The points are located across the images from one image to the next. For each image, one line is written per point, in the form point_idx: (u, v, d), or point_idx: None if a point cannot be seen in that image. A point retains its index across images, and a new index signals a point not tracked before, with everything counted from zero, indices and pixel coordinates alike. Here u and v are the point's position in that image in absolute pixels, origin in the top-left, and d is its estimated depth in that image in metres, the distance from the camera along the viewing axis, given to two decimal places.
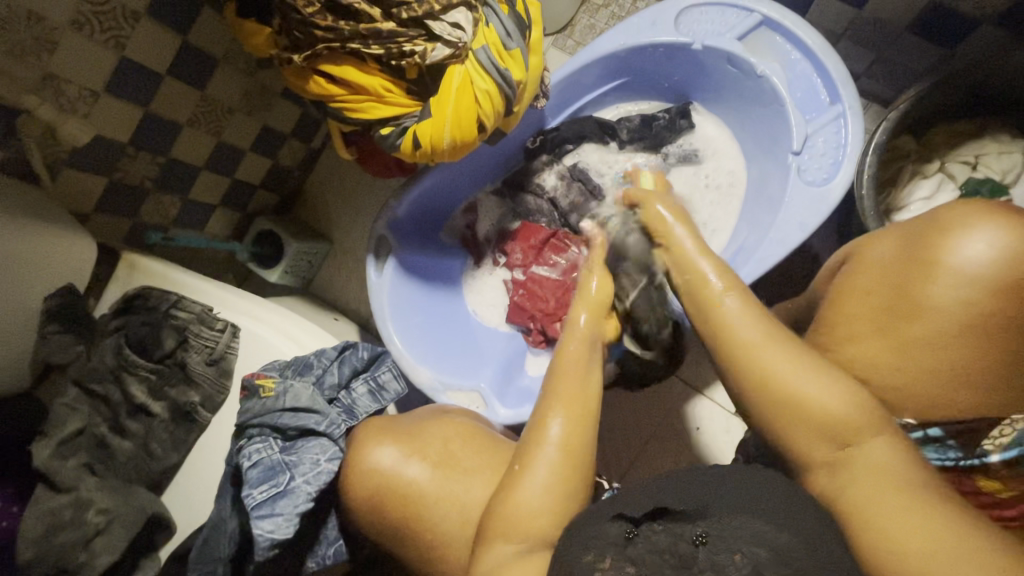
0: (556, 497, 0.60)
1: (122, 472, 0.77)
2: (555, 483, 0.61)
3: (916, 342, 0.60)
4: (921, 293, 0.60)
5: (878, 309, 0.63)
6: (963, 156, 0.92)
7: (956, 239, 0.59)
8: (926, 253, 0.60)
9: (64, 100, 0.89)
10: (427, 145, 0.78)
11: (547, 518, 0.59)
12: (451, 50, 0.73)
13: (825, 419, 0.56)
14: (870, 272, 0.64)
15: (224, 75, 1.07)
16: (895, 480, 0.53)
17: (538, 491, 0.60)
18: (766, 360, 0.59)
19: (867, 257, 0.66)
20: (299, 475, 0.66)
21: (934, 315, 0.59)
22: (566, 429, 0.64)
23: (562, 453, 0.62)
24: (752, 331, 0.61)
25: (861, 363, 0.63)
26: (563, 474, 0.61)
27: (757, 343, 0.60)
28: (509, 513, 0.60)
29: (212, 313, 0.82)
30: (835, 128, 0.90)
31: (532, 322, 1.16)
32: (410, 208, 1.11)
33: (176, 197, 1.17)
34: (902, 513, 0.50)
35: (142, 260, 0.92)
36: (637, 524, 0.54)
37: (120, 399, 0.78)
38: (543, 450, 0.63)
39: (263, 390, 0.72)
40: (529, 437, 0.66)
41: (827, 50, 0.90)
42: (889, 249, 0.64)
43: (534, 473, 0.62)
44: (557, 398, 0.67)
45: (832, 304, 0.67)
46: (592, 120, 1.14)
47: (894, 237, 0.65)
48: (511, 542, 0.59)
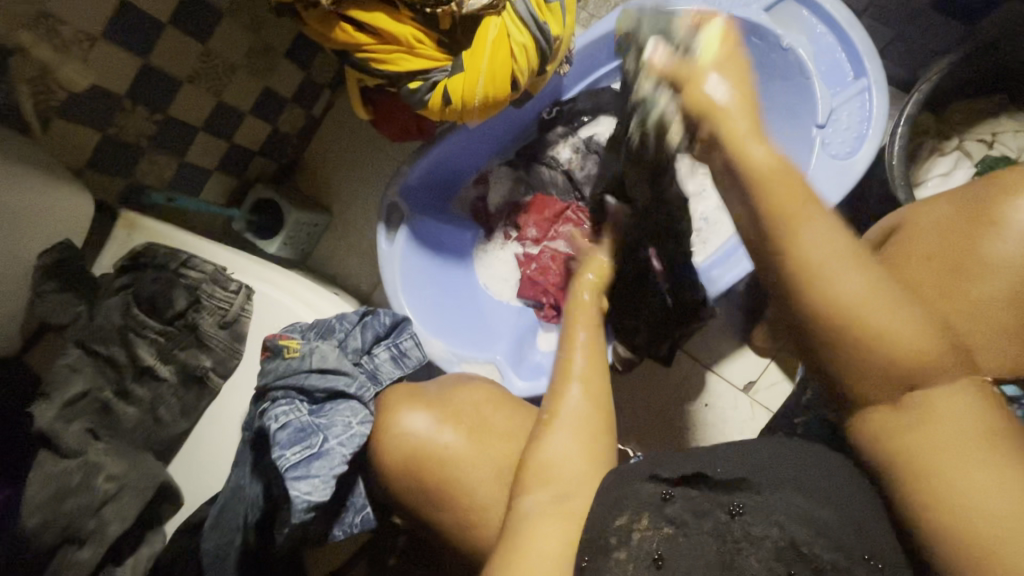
0: (585, 445, 0.61)
1: (127, 439, 0.72)
2: (581, 441, 0.61)
3: (977, 303, 0.57)
4: (982, 250, 0.57)
5: (937, 270, 0.59)
6: (981, 134, 0.93)
7: (1017, 198, 0.56)
8: (983, 210, 0.58)
9: (60, 42, 0.82)
10: (457, 101, 0.75)
11: (580, 461, 0.60)
12: (488, 0, 0.70)
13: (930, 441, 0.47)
14: (924, 234, 0.62)
15: (228, 28, 1.01)
16: (959, 431, 0.47)
17: (562, 448, 0.61)
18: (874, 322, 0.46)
19: (920, 221, 0.63)
20: (333, 437, 0.63)
21: (996, 272, 0.56)
22: (585, 390, 0.65)
23: (584, 406, 0.64)
24: (824, 241, 0.47)
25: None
26: (588, 430, 0.62)
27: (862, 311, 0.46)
28: (542, 466, 0.60)
29: (225, 273, 0.77)
30: (859, 102, 0.91)
31: (545, 296, 1.14)
32: (422, 175, 1.07)
33: (172, 158, 1.10)
34: (973, 458, 0.45)
35: (144, 220, 0.86)
36: (673, 486, 0.57)
37: (126, 360, 0.73)
38: (565, 408, 0.64)
39: (287, 351, 0.68)
40: (549, 400, 0.66)
41: (854, 25, 0.90)
42: (941, 209, 0.62)
43: (558, 429, 0.62)
44: (575, 365, 0.68)
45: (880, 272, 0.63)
46: (609, 92, 1.13)
47: (947, 200, 0.63)
48: (546, 488, 0.58)
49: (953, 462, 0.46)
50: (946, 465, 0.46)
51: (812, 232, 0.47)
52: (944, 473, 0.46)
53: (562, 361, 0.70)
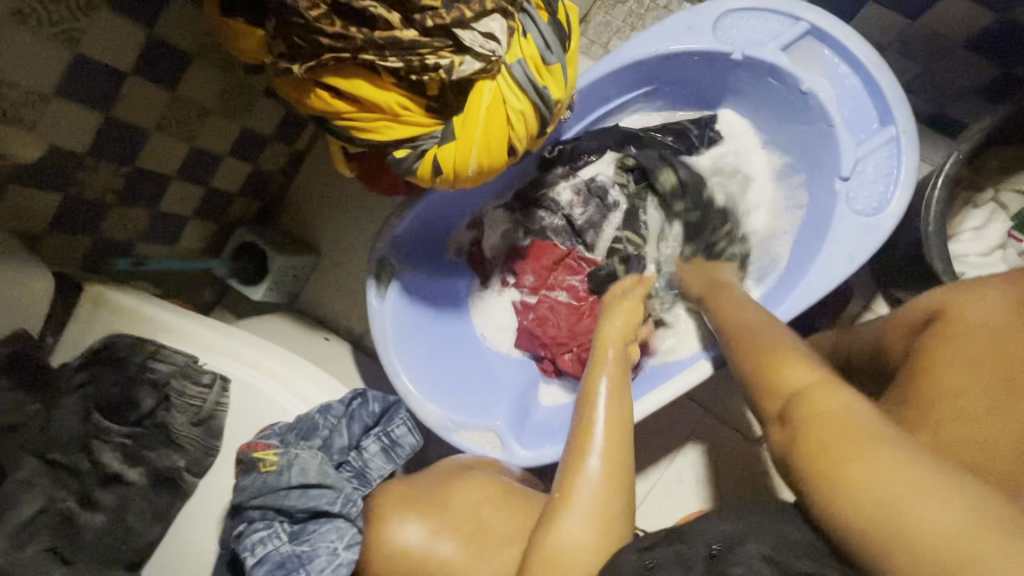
0: (600, 528, 0.57)
1: (93, 553, 0.65)
2: (596, 514, 0.58)
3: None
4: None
5: (988, 375, 0.56)
6: (1021, 183, 0.85)
7: None
8: None
9: (8, 106, 0.75)
10: (449, 171, 0.68)
11: (593, 549, 0.56)
12: (481, 65, 0.62)
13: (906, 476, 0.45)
14: (976, 332, 0.58)
15: (199, 73, 0.93)
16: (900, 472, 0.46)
17: (580, 529, 0.57)
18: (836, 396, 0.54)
19: (965, 317, 0.60)
20: (316, 573, 0.56)
21: None
22: (607, 457, 0.61)
23: (604, 481, 0.59)
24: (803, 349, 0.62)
25: (963, 441, 0.54)
26: (605, 503, 0.58)
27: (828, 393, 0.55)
28: (553, 549, 0.57)
29: (196, 364, 0.72)
30: (887, 151, 0.83)
31: (544, 350, 1.07)
32: (413, 226, 0.99)
33: (145, 210, 1.03)
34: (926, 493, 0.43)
35: (112, 294, 0.79)
36: (655, 551, 0.53)
37: (89, 467, 0.67)
38: (583, 477, 0.60)
39: (263, 465, 0.61)
40: (566, 466, 0.62)
41: (879, 66, 0.83)
42: (990, 307, 0.59)
43: (574, 504, 0.59)
44: (595, 424, 0.64)
45: (922, 371, 0.60)
46: (616, 132, 1.04)
47: (1001, 295, 0.59)
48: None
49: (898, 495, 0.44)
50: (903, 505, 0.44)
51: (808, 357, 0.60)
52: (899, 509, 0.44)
53: (582, 419, 0.65)
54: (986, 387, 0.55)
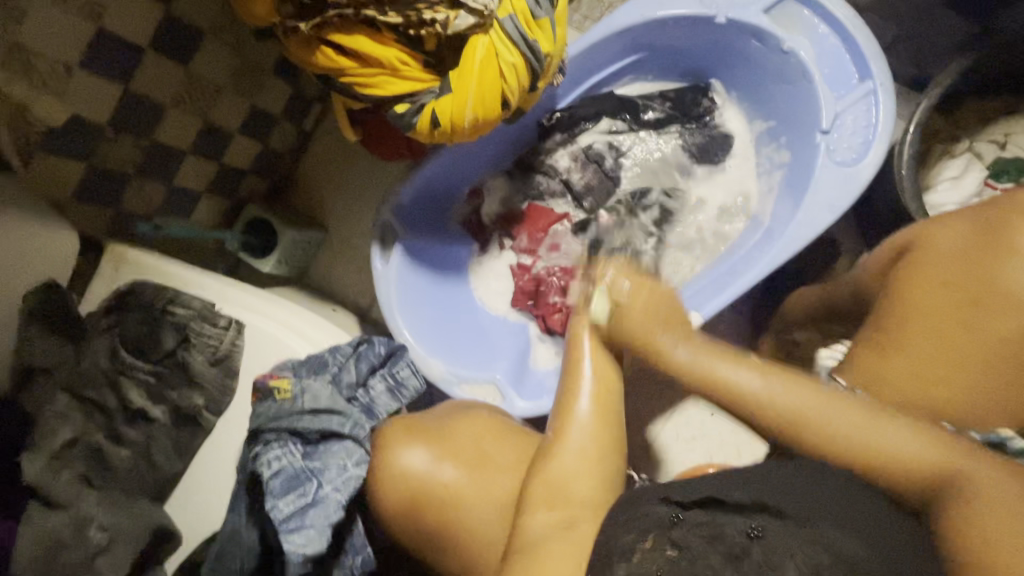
0: (592, 468, 0.61)
1: (121, 483, 0.70)
2: (587, 452, 0.61)
3: (989, 340, 0.60)
4: (1000, 275, 0.60)
5: (956, 298, 0.62)
6: (992, 135, 0.90)
7: None
8: (1000, 238, 0.61)
9: (36, 76, 0.80)
10: (447, 123, 0.72)
11: (591, 482, 0.61)
12: (475, 19, 0.67)
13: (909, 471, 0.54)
14: (940, 257, 0.64)
15: (211, 49, 0.98)
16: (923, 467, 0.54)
17: (573, 462, 0.61)
18: (774, 401, 0.58)
19: (936, 243, 0.65)
20: (327, 483, 0.64)
21: (1014, 306, 0.59)
22: (595, 399, 0.63)
23: (594, 419, 0.63)
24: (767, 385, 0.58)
25: (926, 355, 0.62)
26: (599, 442, 0.62)
27: (766, 393, 0.58)
28: (551, 483, 0.60)
29: (213, 309, 0.77)
30: (865, 106, 0.87)
31: (539, 310, 1.12)
32: (416, 192, 1.04)
33: (160, 183, 1.08)
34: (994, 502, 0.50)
35: (130, 252, 0.84)
36: (686, 508, 0.55)
37: (117, 404, 0.72)
38: (575, 417, 0.63)
39: (279, 392, 0.67)
40: (557, 410, 0.65)
41: (857, 25, 0.87)
42: (956, 235, 0.64)
43: (568, 442, 0.62)
44: (581, 375, 0.65)
45: (891, 298, 0.66)
46: (611, 98, 1.08)
47: (963, 224, 0.64)
48: (554, 511, 0.59)
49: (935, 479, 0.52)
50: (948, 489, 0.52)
51: (738, 376, 0.59)
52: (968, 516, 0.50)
53: (569, 363, 0.66)
54: (948, 308, 0.62)
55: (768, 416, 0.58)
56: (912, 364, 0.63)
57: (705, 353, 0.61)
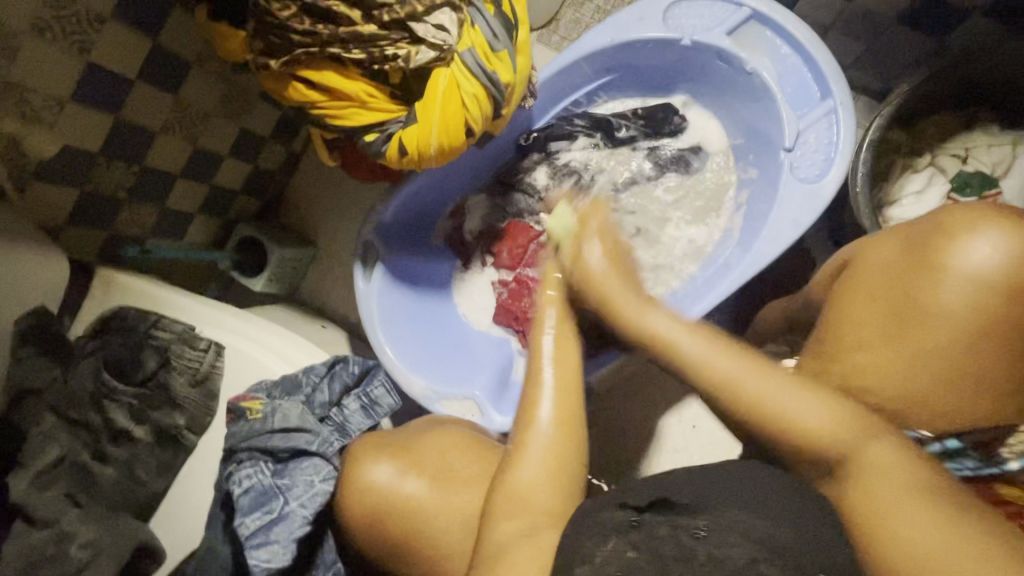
0: (555, 477, 0.62)
1: (105, 501, 0.73)
2: (552, 467, 0.62)
3: (925, 351, 0.61)
4: (926, 294, 0.61)
5: (883, 311, 0.63)
6: (953, 149, 0.92)
7: (962, 243, 0.60)
8: (930, 255, 0.61)
9: (29, 110, 0.85)
10: (414, 151, 0.75)
11: (548, 494, 0.61)
12: (435, 54, 0.71)
13: (883, 481, 0.54)
14: (874, 272, 0.65)
15: (199, 78, 1.02)
16: (886, 478, 0.54)
17: (536, 472, 0.62)
18: (721, 373, 0.61)
19: (870, 259, 0.66)
20: (293, 500, 0.66)
21: (943, 319, 0.60)
22: (556, 407, 0.65)
23: (555, 432, 0.63)
24: (703, 346, 0.63)
25: (862, 368, 0.64)
26: (559, 450, 0.63)
27: (714, 362, 0.62)
28: (513, 496, 0.61)
29: (194, 332, 0.81)
30: (826, 124, 0.89)
31: (518, 324, 1.15)
32: (396, 212, 1.07)
33: (152, 207, 1.12)
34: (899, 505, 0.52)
35: (120, 276, 0.87)
36: (640, 513, 0.56)
37: (102, 424, 0.75)
38: (535, 431, 0.64)
39: (250, 413, 0.70)
40: (521, 423, 0.66)
41: (817, 45, 0.89)
42: (891, 249, 0.65)
43: (528, 456, 0.63)
44: (546, 381, 0.68)
45: (833, 314, 0.67)
46: (586, 116, 1.11)
47: (897, 239, 0.66)
48: (515, 522, 0.60)
49: (890, 505, 0.52)
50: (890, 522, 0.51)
51: (728, 366, 0.61)
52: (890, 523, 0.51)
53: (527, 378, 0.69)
54: (882, 321, 0.63)
55: (731, 393, 0.61)
56: (849, 377, 0.64)
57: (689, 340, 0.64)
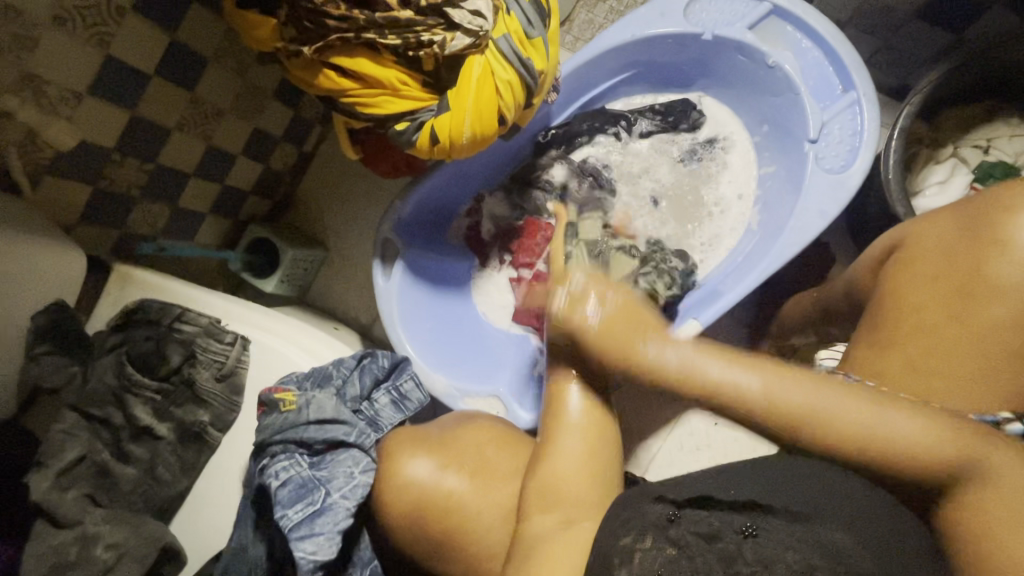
0: (588, 469, 0.61)
1: (126, 501, 0.71)
2: (584, 456, 0.61)
3: (987, 326, 0.59)
4: (988, 271, 0.59)
5: (947, 293, 0.61)
6: (975, 140, 0.93)
7: (1022, 217, 0.58)
8: (988, 233, 0.60)
9: (46, 102, 0.83)
10: (445, 140, 0.75)
11: (585, 487, 0.60)
12: (471, 40, 0.70)
13: (923, 459, 0.48)
14: (928, 252, 0.63)
15: (214, 74, 1.01)
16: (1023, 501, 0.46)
17: (570, 466, 0.61)
18: (797, 400, 0.50)
19: (922, 239, 0.65)
20: (335, 491, 0.64)
21: (1005, 295, 0.58)
22: (587, 402, 0.62)
23: (584, 420, 0.62)
24: (785, 388, 0.50)
25: (928, 350, 0.60)
26: (590, 440, 0.61)
27: (778, 391, 0.50)
28: (544, 488, 0.60)
29: (219, 325, 0.78)
30: (850, 115, 0.90)
31: (538, 322, 1.13)
32: (415, 208, 1.06)
33: (165, 205, 1.10)
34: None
35: (137, 272, 0.85)
36: (680, 507, 0.55)
37: (123, 421, 0.73)
38: (567, 419, 0.62)
39: (283, 404, 0.69)
40: (548, 412, 0.64)
41: (839, 38, 0.90)
42: (945, 228, 0.64)
43: (560, 445, 0.62)
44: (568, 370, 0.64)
45: (886, 297, 0.65)
46: (604, 111, 1.11)
47: (948, 217, 0.64)
48: (552, 514, 0.59)
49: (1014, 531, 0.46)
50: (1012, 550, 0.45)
51: (840, 408, 0.50)
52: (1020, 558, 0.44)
53: (554, 358, 0.66)
54: (942, 298, 0.61)
55: (809, 428, 0.50)
56: (907, 354, 0.61)
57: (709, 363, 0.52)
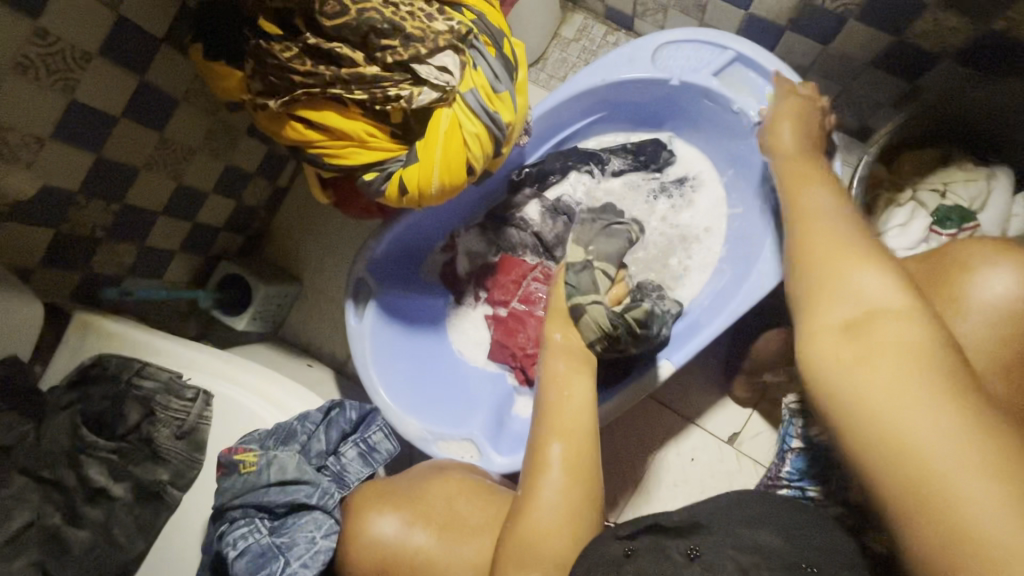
0: (566, 524, 0.60)
1: (78, 566, 0.67)
2: (561, 509, 0.61)
3: None
4: (947, 332, 0.60)
5: None
6: (932, 183, 0.96)
7: (978, 279, 0.60)
8: (945, 292, 0.61)
9: (7, 149, 0.81)
10: (415, 190, 0.75)
11: (561, 542, 0.59)
12: (438, 94, 0.70)
13: (853, 298, 0.51)
14: None
15: (185, 114, 1.00)
16: (901, 358, 0.46)
17: (547, 518, 0.60)
18: (813, 227, 0.61)
19: None
20: (295, 559, 0.63)
21: (962, 357, 0.59)
22: (567, 454, 0.64)
23: (565, 478, 0.62)
24: (822, 204, 0.64)
25: None
26: (569, 494, 0.62)
27: (807, 214, 0.63)
28: (521, 543, 0.59)
29: (181, 380, 0.78)
30: (813, 160, 0.93)
31: (514, 361, 1.13)
32: (389, 248, 1.05)
33: (131, 245, 1.08)
34: (903, 395, 0.44)
35: (99, 320, 0.82)
36: (636, 540, 0.56)
37: (76, 484, 0.70)
38: (547, 474, 0.63)
39: (244, 466, 0.68)
40: (530, 463, 0.65)
41: (800, 85, 0.93)
42: (899, 285, 0.65)
43: (540, 500, 0.61)
44: (550, 422, 0.68)
45: None
46: (577, 151, 1.13)
47: (905, 271, 0.66)
48: (527, 570, 0.58)
49: (899, 390, 0.44)
50: (890, 399, 0.44)
51: (837, 247, 0.56)
52: (872, 395, 0.45)
53: (543, 413, 0.70)
54: None
55: (812, 248, 0.58)
56: None
57: (827, 208, 0.63)
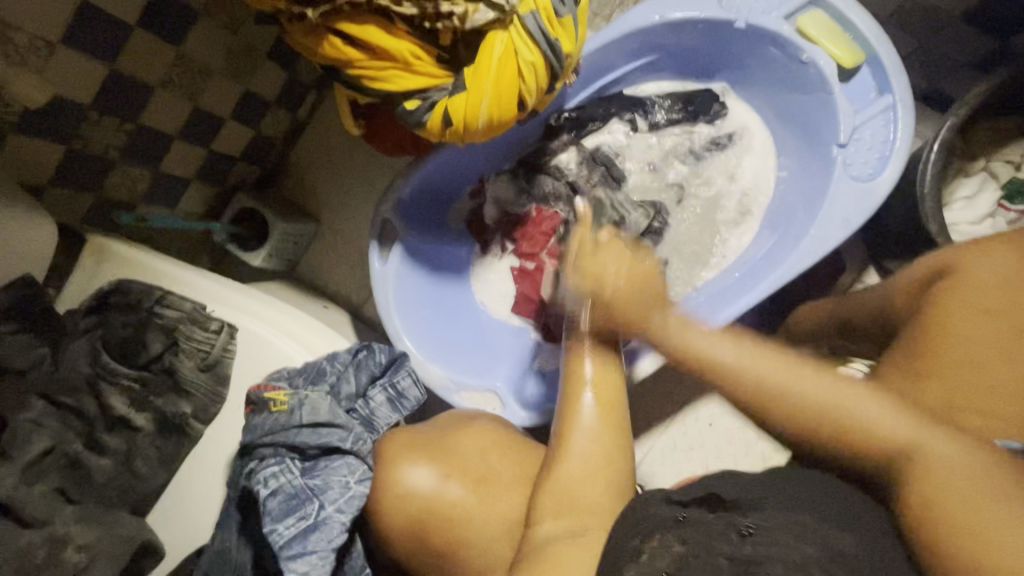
0: (602, 474, 0.60)
1: (99, 493, 0.69)
2: (596, 460, 0.61)
3: None
4: None
5: (1000, 330, 0.57)
6: (1009, 155, 0.90)
7: None
8: None
9: (10, 50, 0.74)
10: (459, 122, 0.69)
11: (601, 490, 0.59)
12: (495, 14, 0.63)
13: (858, 440, 0.49)
14: (981, 288, 0.60)
15: (203, 28, 0.91)
16: (957, 479, 0.44)
17: (579, 470, 0.60)
18: (726, 360, 0.54)
19: (975, 272, 0.61)
20: (329, 504, 0.62)
21: None
22: (600, 410, 0.63)
23: (599, 430, 0.62)
24: (757, 361, 0.53)
25: (970, 386, 0.56)
26: (603, 448, 0.61)
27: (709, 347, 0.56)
28: (558, 487, 0.59)
29: (204, 311, 0.73)
30: (884, 120, 0.86)
31: (541, 315, 1.09)
32: (416, 189, 0.99)
33: (144, 169, 1.02)
34: (980, 493, 0.42)
35: (115, 246, 0.78)
36: (687, 508, 0.52)
37: (97, 411, 0.71)
38: (579, 426, 0.62)
39: (273, 404, 0.66)
40: (563, 415, 0.64)
41: (877, 35, 0.85)
42: (1007, 260, 0.60)
43: (574, 451, 0.61)
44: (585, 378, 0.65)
45: (930, 321, 0.62)
46: (621, 97, 1.05)
47: (1004, 250, 0.61)
48: (562, 519, 0.58)
49: (955, 493, 0.43)
50: (981, 526, 0.40)
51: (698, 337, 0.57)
52: (975, 526, 0.41)
53: (569, 376, 0.66)
54: (997, 333, 0.57)
55: (774, 406, 0.52)
56: (947, 389, 0.57)
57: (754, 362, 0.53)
